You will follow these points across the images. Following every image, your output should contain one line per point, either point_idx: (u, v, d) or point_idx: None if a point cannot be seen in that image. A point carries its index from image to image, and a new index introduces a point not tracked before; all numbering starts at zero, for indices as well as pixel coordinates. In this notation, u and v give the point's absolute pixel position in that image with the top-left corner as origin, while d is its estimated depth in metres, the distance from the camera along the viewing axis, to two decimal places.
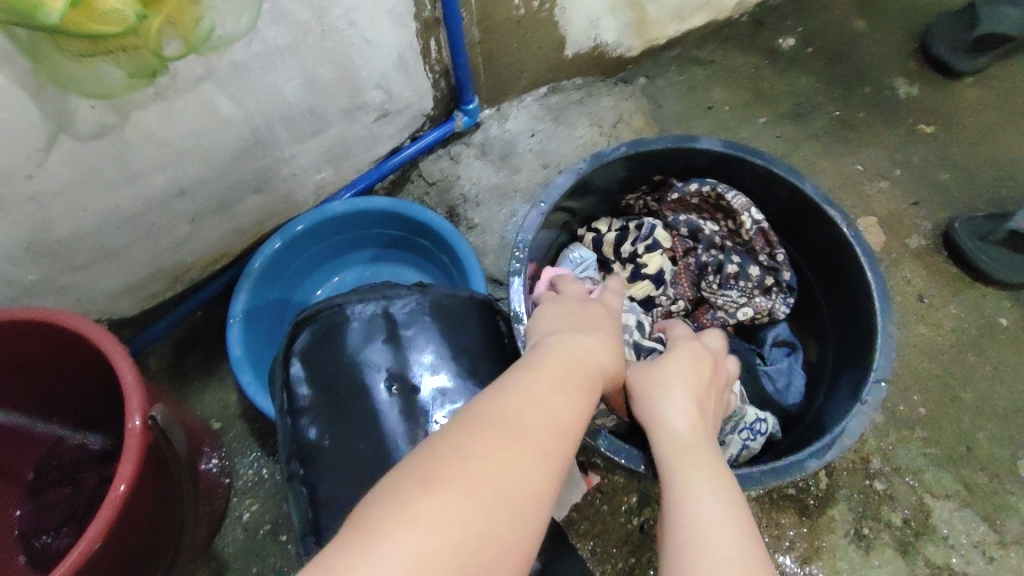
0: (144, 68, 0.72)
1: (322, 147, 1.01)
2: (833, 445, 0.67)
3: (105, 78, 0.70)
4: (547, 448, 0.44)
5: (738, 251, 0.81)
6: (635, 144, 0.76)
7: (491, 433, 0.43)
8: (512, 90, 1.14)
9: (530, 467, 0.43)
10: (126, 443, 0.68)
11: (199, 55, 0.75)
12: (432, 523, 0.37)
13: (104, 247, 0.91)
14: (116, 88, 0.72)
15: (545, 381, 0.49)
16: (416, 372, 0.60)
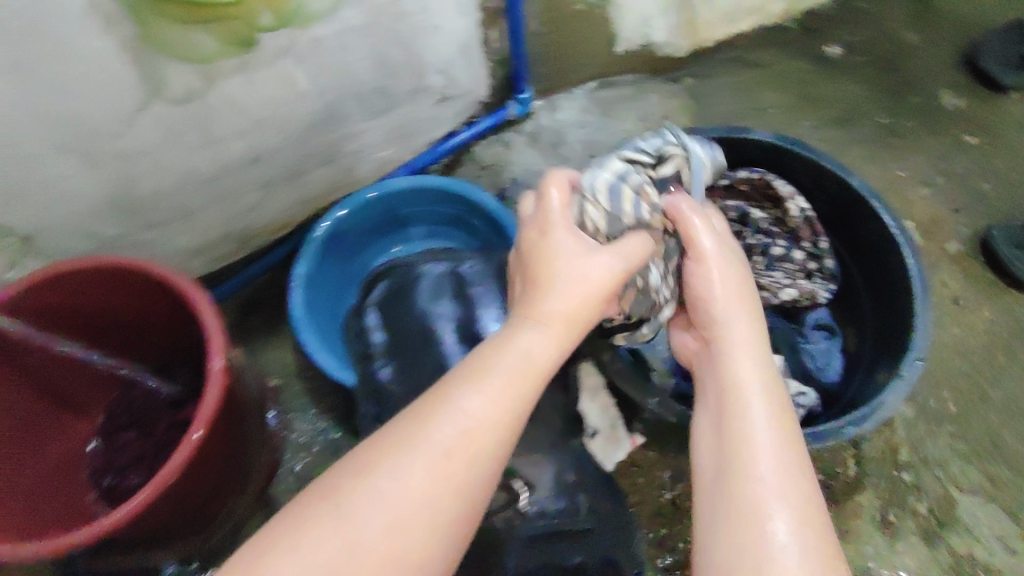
0: (238, 37, 0.79)
1: (385, 126, 1.07)
2: (869, 415, 0.70)
3: (201, 45, 0.77)
4: (455, 458, 0.49)
5: (784, 237, 0.81)
6: (690, 132, 0.81)
7: (396, 451, 0.49)
8: (567, 81, 1.20)
9: (433, 478, 0.48)
10: (208, 380, 0.73)
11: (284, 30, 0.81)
12: (320, 548, 0.45)
13: (180, 206, 0.97)
14: (208, 55, 0.79)
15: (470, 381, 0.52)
16: (488, 324, 0.64)
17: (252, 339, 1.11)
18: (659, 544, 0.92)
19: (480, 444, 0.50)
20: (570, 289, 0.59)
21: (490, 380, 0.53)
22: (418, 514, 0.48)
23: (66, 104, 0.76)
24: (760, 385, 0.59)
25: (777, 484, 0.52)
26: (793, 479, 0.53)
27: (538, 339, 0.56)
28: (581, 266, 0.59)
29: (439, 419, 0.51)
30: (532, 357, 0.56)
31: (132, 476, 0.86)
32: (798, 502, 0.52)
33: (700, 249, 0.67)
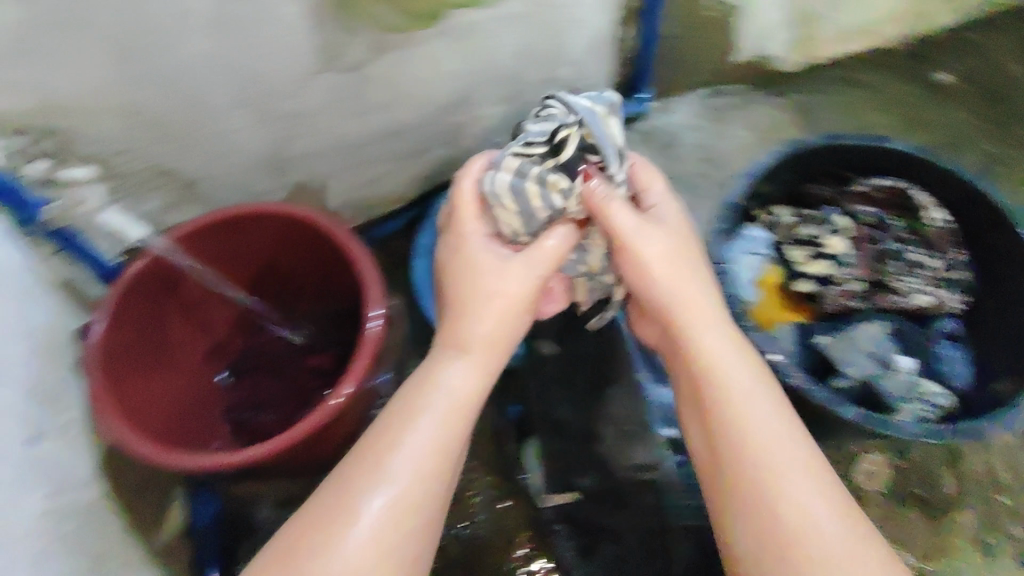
0: (424, 13, 0.82)
1: (512, 114, 1.11)
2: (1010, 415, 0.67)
3: (384, 19, 0.81)
4: (415, 484, 0.56)
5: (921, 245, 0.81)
6: (829, 138, 0.81)
7: (351, 491, 0.55)
8: (683, 82, 1.24)
9: (399, 503, 0.55)
10: (363, 339, 0.77)
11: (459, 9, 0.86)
12: None
13: (318, 171, 1.03)
14: (395, 25, 0.83)
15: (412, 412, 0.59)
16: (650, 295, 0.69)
17: None
18: None
19: (421, 485, 0.56)
20: (492, 316, 0.64)
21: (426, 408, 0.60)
22: (400, 542, 0.54)
23: (255, 64, 0.82)
24: (736, 371, 0.62)
25: (769, 470, 0.57)
26: (787, 458, 0.57)
27: (465, 372, 0.62)
28: (499, 294, 0.65)
29: (387, 470, 0.56)
30: (458, 389, 0.61)
31: (266, 415, 0.91)
32: (803, 480, 0.56)
33: (618, 231, 0.67)
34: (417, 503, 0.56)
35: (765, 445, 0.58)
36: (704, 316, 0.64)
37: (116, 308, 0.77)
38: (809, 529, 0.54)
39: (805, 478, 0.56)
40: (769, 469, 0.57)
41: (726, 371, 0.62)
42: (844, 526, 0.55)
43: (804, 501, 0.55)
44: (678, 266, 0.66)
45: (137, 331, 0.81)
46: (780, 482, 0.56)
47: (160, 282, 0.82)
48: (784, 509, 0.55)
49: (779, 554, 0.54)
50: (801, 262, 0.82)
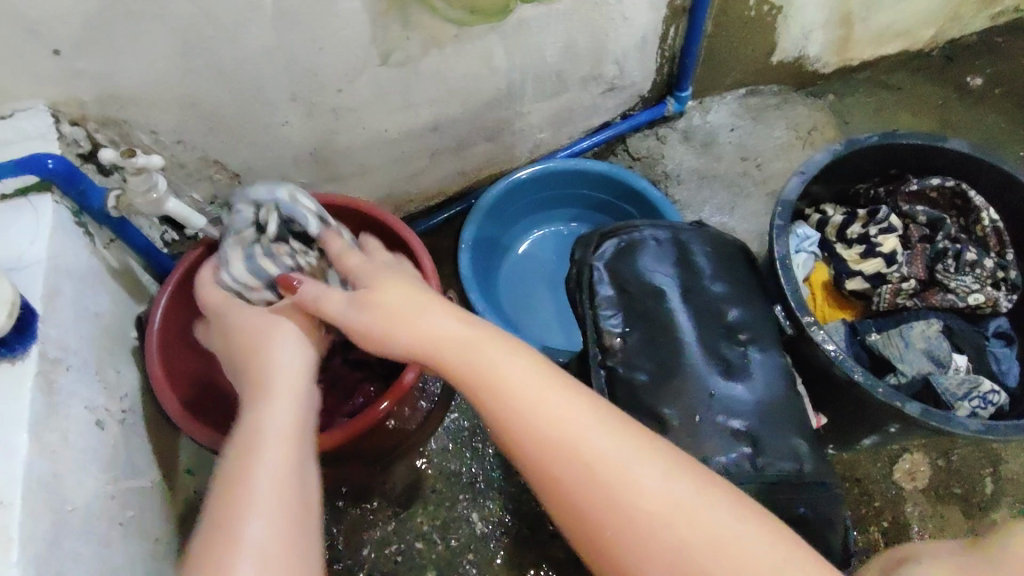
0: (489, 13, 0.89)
1: (552, 111, 1.12)
2: None
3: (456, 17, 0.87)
4: (272, 529, 0.48)
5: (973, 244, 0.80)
6: (887, 136, 0.81)
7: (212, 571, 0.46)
8: (716, 86, 1.23)
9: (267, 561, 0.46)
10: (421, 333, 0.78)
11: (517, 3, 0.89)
12: None
13: (362, 165, 1.04)
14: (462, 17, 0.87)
15: (246, 464, 0.52)
16: (713, 287, 0.70)
17: None
18: None
19: (285, 528, 0.49)
20: (284, 369, 0.59)
21: (252, 453, 0.52)
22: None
23: (311, 56, 0.84)
24: (493, 355, 0.54)
25: (555, 441, 0.50)
26: (583, 419, 0.51)
27: (283, 416, 0.55)
28: (281, 361, 0.60)
29: (235, 529, 0.47)
30: (279, 423, 0.55)
31: None
32: (596, 439, 0.49)
33: (336, 299, 0.62)
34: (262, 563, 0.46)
35: (543, 411, 0.51)
36: (444, 330, 0.56)
37: (170, 298, 0.78)
38: (619, 485, 0.47)
39: (594, 429, 0.50)
40: (553, 437, 0.50)
41: (465, 353, 0.55)
42: (656, 464, 0.48)
43: (600, 447, 0.49)
44: (417, 299, 0.60)
45: (182, 318, 0.81)
46: (579, 449, 0.49)
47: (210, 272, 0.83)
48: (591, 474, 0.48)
49: (612, 521, 0.47)
50: (854, 260, 0.82)
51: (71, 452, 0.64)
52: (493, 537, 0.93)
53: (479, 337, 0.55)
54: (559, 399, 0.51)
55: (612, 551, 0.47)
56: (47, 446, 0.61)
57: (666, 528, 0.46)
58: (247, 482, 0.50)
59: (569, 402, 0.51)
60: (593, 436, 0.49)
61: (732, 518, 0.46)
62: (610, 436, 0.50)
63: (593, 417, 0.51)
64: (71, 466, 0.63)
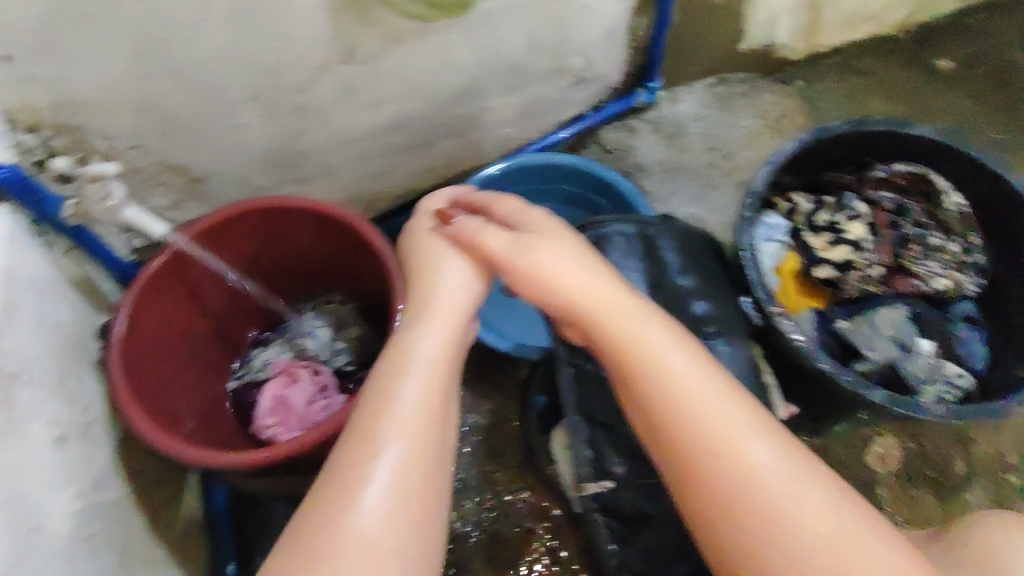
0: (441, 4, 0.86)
1: (520, 104, 1.11)
2: None
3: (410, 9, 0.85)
4: (413, 446, 0.52)
5: (940, 229, 0.81)
6: (858, 123, 0.79)
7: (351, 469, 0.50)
8: (682, 75, 1.24)
9: (402, 475, 0.50)
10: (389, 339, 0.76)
11: None
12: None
13: (327, 164, 1.03)
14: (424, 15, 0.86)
15: (390, 384, 0.55)
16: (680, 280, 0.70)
17: None
18: None
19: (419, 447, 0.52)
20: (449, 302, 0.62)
21: (396, 376, 0.55)
22: (408, 524, 0.49)
23: (269, 56, 0.82)
24: (658, 338, 0.55)
25: (696, 420, 0.51)
26: (735, 419, 0.51)
27: (428, 338, 0.58)
28: (445, 289, 0.62)
29: (379, 453, 0.51)
30: (433, 352, 0.57)
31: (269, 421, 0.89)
32: (745, 439, 0.50)
33: (497, 249, 0.62)
34: (396, 496, 0.50)
35: (700, 403, 0.51)
36: (616, 301, 0.56)
37: (133, 305, 0.76)
38: (754, 486, 0.48)
39: (747, 428, 0.51)
40: (695, 419, 0.51)
41: (633, 334, 0.55)
42: (803, 486, 0.48)
43: (747, 448, 0.50)
44: (586, 267, 0.60)
45: (154, 321, 0.79)
46: (721, 434, 0.50)
47: (176, 280, 0.81)
48: (725, 465, 0.49)
49: (731, 514, 0.48)
50: (822, 248, 0.82)
51: (35, 465, 0.63)
52: (471, 535, 0.93)
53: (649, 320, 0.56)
54: (714, 390, 0.52)
55: (720, 542, 0.49)
56: (9, 461, 0.60)
57: (813, 553, 0.46)
58: (388, 397, 0.54)
59: (726, 399, 0.52)
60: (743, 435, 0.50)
61: (877, 557, 0.46)
62: (760, 440, 0.50)
63: (743, 416, 0.51)
64: (36, 479, 0.62)
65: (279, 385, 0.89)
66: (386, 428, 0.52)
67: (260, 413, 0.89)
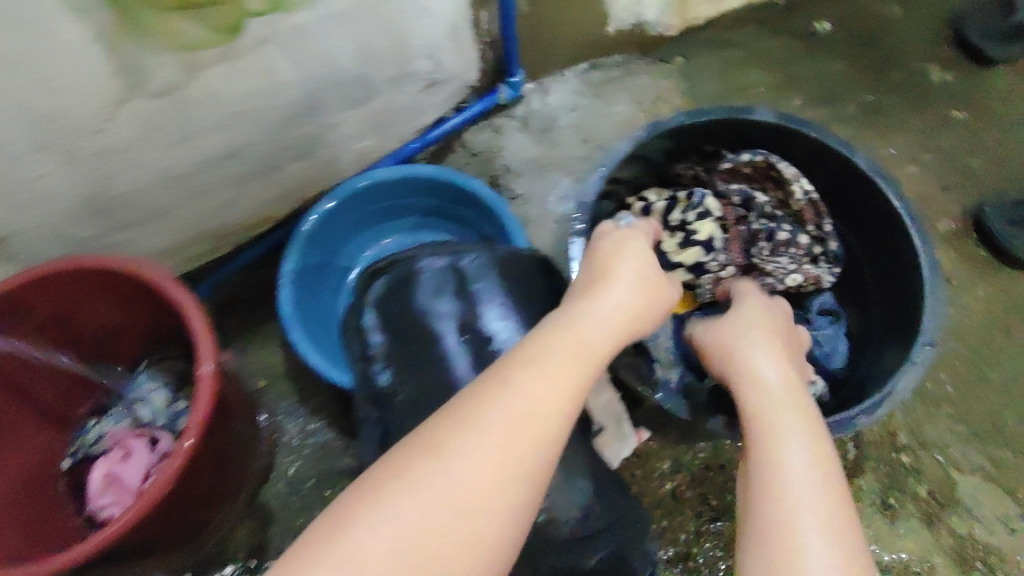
0: (230, 24, 0.74)
1: (369, 115, 1.02)
2: (883, 402, 0.64)
3: (191, 32, 0.73)
4: (538, 437, 0.48)
5: (789, 221, 0.78)
6: (691, 114, 0.75)
7: (472, 423, 0.47)
8: (550, 63, 1.15)
9: (506, 455, 0.47)
10: (197, 391, 0.69)
11: (284, 12, 0.77)
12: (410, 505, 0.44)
13: (149, 206, 0.93)
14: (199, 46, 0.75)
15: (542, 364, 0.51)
16: (496, 327, 0.60)
17: (237, 339, 1.06)
18: (660, 537, 0.91)
19: (537, 435, 0.48)
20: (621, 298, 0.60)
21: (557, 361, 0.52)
22: (481, 517, 0.45)
23: (42, 100, 0.72)
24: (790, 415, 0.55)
25: (768, 449, 0.53)
26: (814, 484, 0.50)
27: (599, 327, 0.56)
28: (620, 301, 0.59)
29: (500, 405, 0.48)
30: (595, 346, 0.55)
31: (108, 501, 0.82)
32: (812, 495, 0.49)
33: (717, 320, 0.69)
34: (506, 453, 0.47)
35: (780, 441, 0.53)
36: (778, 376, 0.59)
37: None
38: (802, 542, 0.47)
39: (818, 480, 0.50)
40: (768, 445, 0.53)
41: (774, 408, 0.56)
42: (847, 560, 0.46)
43: (812, 504, 0.49)
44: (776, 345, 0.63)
45: None
46: (782, 478, 0.51)
47: None
48: (773, 502, 0.50)
49: (767, 548, 0.48)
50: (675, 250, 0.77)
51: None
52: None
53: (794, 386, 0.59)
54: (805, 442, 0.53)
55: None
56: None
57: None
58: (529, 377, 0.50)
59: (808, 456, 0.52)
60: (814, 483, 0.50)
61: None
62: (823, 497, 0.49)
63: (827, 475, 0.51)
64: None
65: (111, 460, 0.83)
66: (511, 388, 0.49)
67: (96, 492, 0.83)
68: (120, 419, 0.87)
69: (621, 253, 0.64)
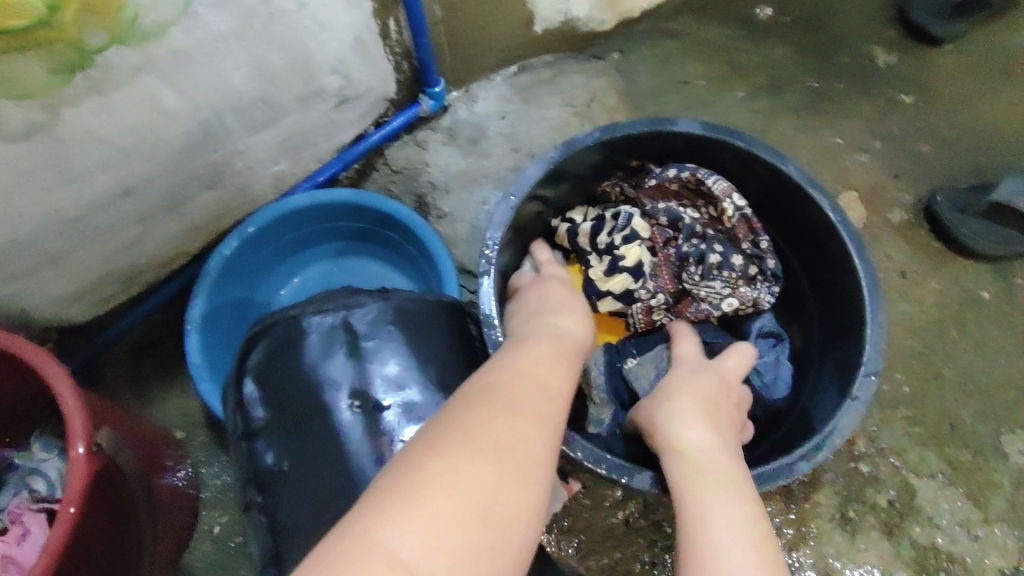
0: (68, 63, 0.65)
1: (279, 137, 0.94)
2: (823, 445, 0.62)
3: (25, 74, 0.63)
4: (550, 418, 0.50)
5: (720, 240, 0.76)
6: (609, 129, 0.71)
7: (496, 401, 0.48)
8: (477, 70, 1.07)
9: (528, 433, 0.47)
10: (70, 473, 0.63)
11: (130, 46, 0.68)
12: (467, 467, 0.43)
13: (45, 252, 0.81)
14: (38, 87, 0.65)
15: (538, 364, 0.54)
16: (386, 395, 0.54)
17: (155, 388, 0.98)
18: (611, 571, 0.85)
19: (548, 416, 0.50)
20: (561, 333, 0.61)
21: (549, 361, 0.55)
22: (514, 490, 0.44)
23: None
24: (721, 466, 0.54)
25: (695, 502, 0.51)
26: (747, 506, 0.50)
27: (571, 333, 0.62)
28: (569, 328, 0.62)
29: (516, 391, 0.50)
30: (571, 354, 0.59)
31: None
32: (743, 547, 0.47)
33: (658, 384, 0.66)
34: (537, 432, 0.48)
35: (707, 500, 0.51)
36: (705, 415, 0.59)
37: None
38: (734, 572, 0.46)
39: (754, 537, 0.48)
40: (698, 494, 0.52)
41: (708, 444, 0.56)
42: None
43: (740, 565, 0.46)
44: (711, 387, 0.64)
45: None
46: (714, 504, 0.50)
47: None
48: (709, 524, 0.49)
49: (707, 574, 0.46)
50: (602, 278, 0.76)
51: None
52: None
53: (717, 451, 0.55)
54: (729, 504, 0.50)
55: None
56: None
57: None
58: (531, 371, 0.53)
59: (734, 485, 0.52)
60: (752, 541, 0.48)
61: None
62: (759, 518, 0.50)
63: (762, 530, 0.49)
64: None
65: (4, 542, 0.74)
66: (528, 382, 0.52)
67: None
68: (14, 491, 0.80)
69: (560, 297, 0.67)
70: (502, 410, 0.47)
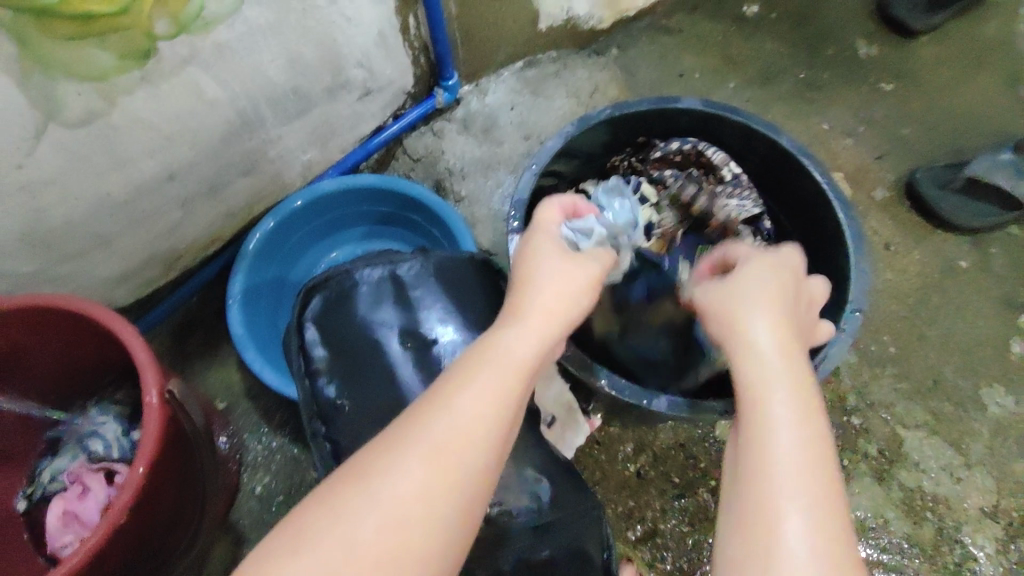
0: (130, 51, 0.71)
1: (308, 127, 1.01)
2: (815, 372, 0.70)
3: (93, 61, 0.69)
4: (457, 449, 0.45)
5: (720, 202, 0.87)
6: (618, 106, 0.79)
7: (393, 443, 0.45)
8: (488, 65, 1.15)
9: (426, 476, 0.44)
10: (145, 419, 0.69)
11: (189, 35, 0.75)
12: (339, 531, 0.41)
13: (97, 235, 0.87)
14: (108, 72, 0.71)
15: (475, 375, 0.49)
16: (437, 331, 0.63)
17: (196, 364, 1.05)
18: (627, 517, 0.92)
19: (462, 444, 0.45)
20: (542, 305, 0.55)
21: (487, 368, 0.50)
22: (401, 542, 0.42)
23: None
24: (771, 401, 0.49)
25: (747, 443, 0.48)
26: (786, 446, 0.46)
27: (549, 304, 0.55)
28: (550, 295, 0.56)
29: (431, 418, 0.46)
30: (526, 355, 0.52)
31: (69, 537, 0.80)
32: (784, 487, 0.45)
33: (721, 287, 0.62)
34: (439, 471, 0.44)
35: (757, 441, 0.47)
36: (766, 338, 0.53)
37: None
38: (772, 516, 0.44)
39: (790, 484, 0.45)
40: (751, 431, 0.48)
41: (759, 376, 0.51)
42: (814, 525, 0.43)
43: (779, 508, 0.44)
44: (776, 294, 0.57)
45: None
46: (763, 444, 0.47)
47: None
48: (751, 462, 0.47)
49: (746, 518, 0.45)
50: None
51: None
52: None
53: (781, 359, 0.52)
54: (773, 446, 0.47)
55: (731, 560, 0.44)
56: None
57: None
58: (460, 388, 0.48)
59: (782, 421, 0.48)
60: (793, 506, 0.44)
61: None
62: (797, 460, 0.46)
63: (811, 492, 0.44)
64: None
65: (67, 498, 0.81)
66: (444, 403, 0.47)
67: (55, 532, 0.81)
68: (70, 453, 0.85)
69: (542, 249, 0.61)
70: (395, 453, 0.45)
